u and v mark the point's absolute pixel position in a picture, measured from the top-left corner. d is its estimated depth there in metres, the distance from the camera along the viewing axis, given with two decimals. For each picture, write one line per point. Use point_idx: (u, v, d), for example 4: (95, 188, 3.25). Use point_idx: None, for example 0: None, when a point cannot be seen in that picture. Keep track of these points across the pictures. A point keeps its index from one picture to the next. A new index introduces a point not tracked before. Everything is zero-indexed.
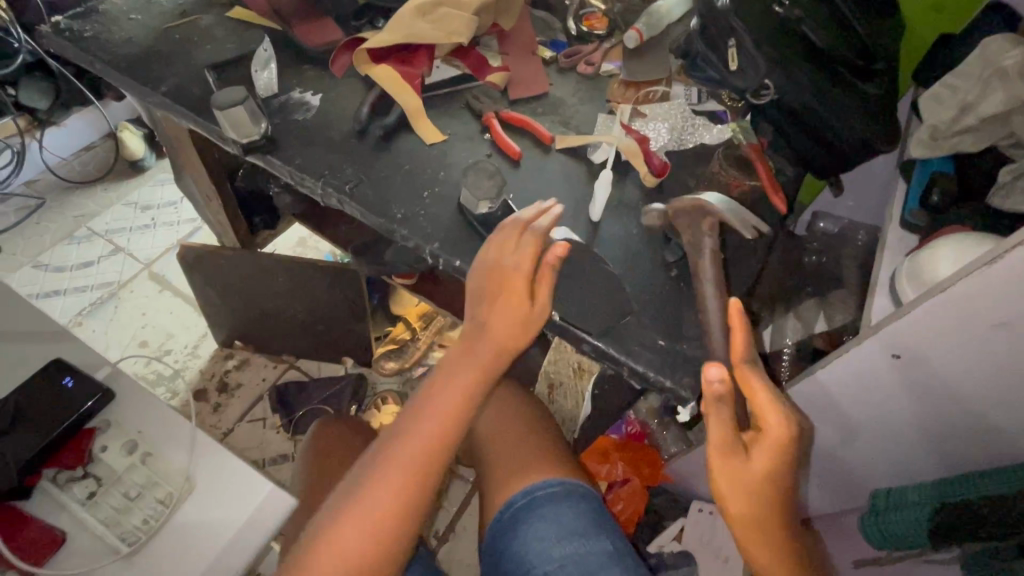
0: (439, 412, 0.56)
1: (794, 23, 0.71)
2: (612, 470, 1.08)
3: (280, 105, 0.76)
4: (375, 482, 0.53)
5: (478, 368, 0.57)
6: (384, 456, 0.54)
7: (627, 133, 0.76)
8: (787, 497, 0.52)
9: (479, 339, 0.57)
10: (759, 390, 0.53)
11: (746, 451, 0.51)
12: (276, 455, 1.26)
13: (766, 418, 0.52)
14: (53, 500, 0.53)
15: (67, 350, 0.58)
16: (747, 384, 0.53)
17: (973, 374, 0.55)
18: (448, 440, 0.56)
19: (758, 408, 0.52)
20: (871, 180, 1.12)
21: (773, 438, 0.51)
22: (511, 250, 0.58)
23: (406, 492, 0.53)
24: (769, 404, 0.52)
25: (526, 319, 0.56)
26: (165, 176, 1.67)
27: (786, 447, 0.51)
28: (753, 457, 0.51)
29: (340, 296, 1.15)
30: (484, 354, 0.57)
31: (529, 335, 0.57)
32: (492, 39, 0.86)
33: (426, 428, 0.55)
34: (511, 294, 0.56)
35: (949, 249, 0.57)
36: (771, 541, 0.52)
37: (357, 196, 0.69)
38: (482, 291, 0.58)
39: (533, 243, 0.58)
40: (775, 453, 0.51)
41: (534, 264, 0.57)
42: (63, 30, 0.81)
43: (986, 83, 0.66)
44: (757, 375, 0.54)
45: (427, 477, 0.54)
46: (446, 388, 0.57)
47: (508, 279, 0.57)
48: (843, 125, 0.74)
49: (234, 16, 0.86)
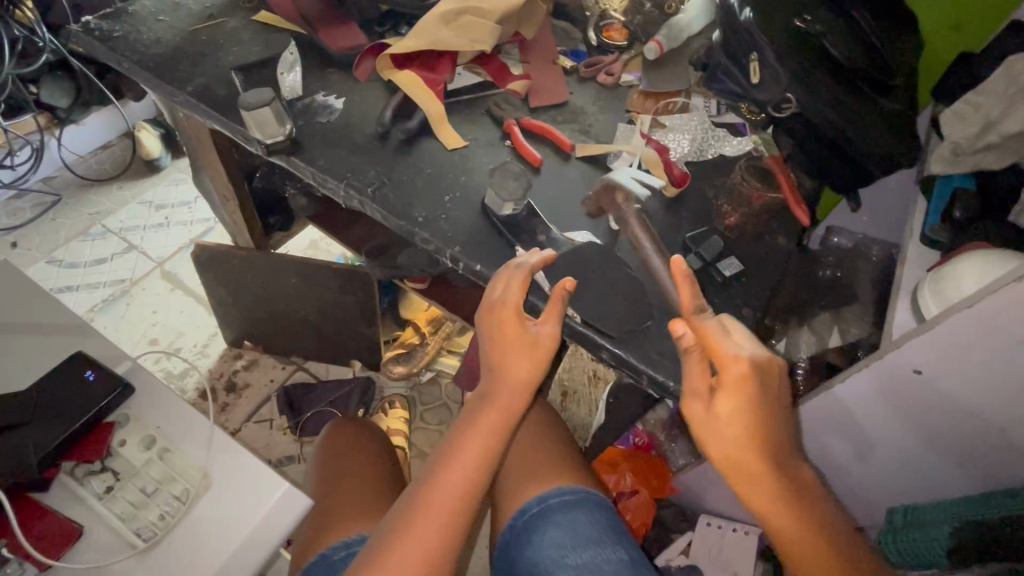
0: (466, 458, 0.56)
1: (816, 37, 0.73)
2: (621, 480, 1.05)
3: (304, 107, 0.77)
4: (413, 529, 0.53)
5: (497, 408, 0.57)
6: (415, 500, 0.54)
7: (647, 143, 0.77)
8: (777, 438, 0.51)
9: (500, 379, 0.57)
10: (709, 331, 0.52)
11: (709, 394, 0.50)
12: (283, 456, 1.25)
13: (721, 358, 0.51)
14: (71, 493, 0.53)
15: (89, 344, 0.59)
16: (700, 328, 0.53)
17: (998, 392, 0.54)
18: (477, 477, 0.56)
19: (715, 350, 0.51)
20: (886, 196, 1.12)
21: (733, 377, 0.50)
22: (500, 286, 0.59)
23: (447, 535, 0.54)
24: (721, 345, 0.51)
25: (536, 344, 0.57)
26: (180, 176, 1.69)
27: (751, 384, 0.50)
28: (715, 400, 0.50)
29: (352, 298, 1.16)
30: (505, 391, 0.57)
31: (542, 363, 0.57)
32: (513, 47, 0.88)
33: (454, 471, 0.55)
34: (512, 330, 0.57)
35: (973, 265, 0.57)
36: (766, 482, 0.50)
37: (379, 198, 0.69)
38: (487, 334, 0.58)
39: (522, 277, 0.59)
40: (742, 393, 0.49)
41: (522, 293, 0.58)
42: (93, 30, 0.82)
43: (1011, 100, 0.66)
44: (708, 321, 0.53)
45: (462, 515, 0.55)
46: (467, 433, 0.57)
47: (504, 315, 0.57)
48: (865, 139, 0.73)
49: (260, 19, 0.87)
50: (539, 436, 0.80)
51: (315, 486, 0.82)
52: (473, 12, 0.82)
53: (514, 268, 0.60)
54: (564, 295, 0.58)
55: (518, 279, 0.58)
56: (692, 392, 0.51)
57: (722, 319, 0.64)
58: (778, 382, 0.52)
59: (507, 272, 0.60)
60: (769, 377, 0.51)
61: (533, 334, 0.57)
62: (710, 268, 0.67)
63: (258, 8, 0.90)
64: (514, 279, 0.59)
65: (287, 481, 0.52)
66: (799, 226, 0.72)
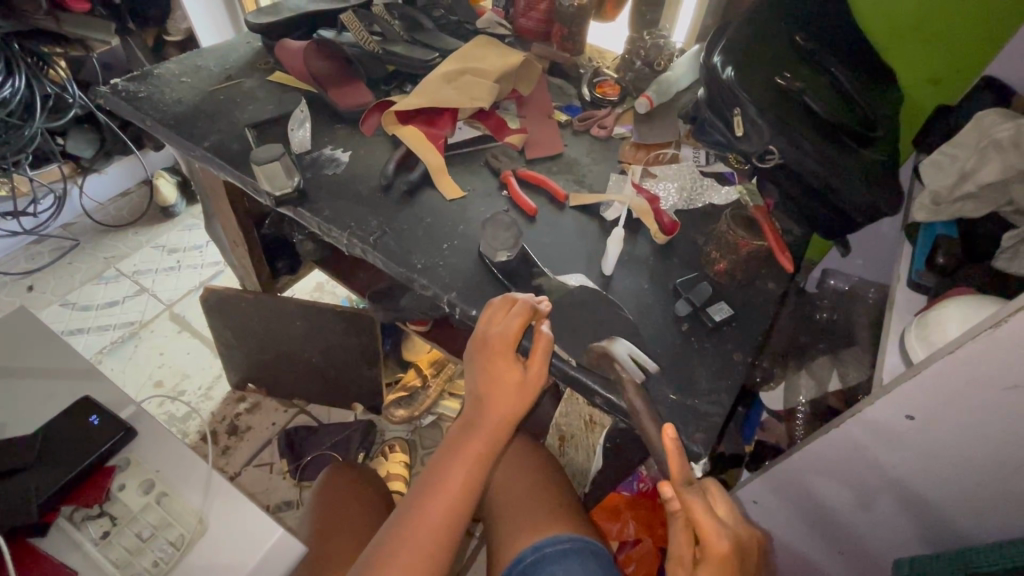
0: (452, 487, 0.56)
1: (796, 93, 0.78)
2: (624, 529, 1.03)
3: (312, 161, 0.81)
4: (396, 561, 0.52)
5: (482, 441, 0.57)
6: (399, 532, 0.54)
7: (638, 193, 0.79)
8: None
9: (484, 412, 0.58)
10: (694, 504, 0.48)
11: (693, 566, 0.48)
12: (282, 502, 1.24)
13: (705, 533, 0.48)
14: (67, 539, 0.53)
15: (96, 388, 0.61)
16: (685, 502, 0.49)
17: (992, 439, 0.54)
18: (462, 508, 0.56)
19: (699, 525, 0.48)
20: (880, 241, 1.14)
21: (717, 555, 0.47)
22: (498, 321, 0.59)
23: (430, 568, 0.53)
24: (706, 523, 0.48)
25: (522, 382, 0.58)
26: (193, 221, 1.75)
27: (732, 562, 0.48)
28: (699, 574, 0.48)
29: (355, 341, 1.17)
30: (487, 424, 0.57)
31: (527, 399, 0.58)
32: (511, 103, 0.93)
33: (440, 502, 0.55)
34: (504, 361, 0.58)
35: (956, 311, 0.58)
36: None
37: (380, 246, 0.72)
38: (477, 365, 0.59)
39: (521, 313, 0.59)
40: (723, 572, 0.47)
41: (519, 329, 0.58)
42: (120, 91, 0.88)
43: (983, 153, 0.68)
44: (695, 491, 0.49)
45: (445, 549, 0.54)
46: (453, 466, 0.57)
47: (498, 347, 0.58)
48: (847, 188, 0.76)
49: (275, 79, 0.94)
50: (532, 485, 0.81)
51: (309, 529, 0.82)
52: (473, 73, 0.88)
53: (512, 303, 0.61)
54: (546, 336, 0.59)
55: (514, 314, 0.59)
56: (677, 557, 0.49)
57: (713, 363, 0.65)
58: (749, 552, 0.51)
59: (504, 307, 0.60)
60: (744, 551, 0.50)
61: (522, 371, 0.58)
62: (700, 313, 0.68)
63: (273, 69, 0.96)
64: (513, 314, 0.59)
65: (284, 525, 0.52)
66: (784, 271, 0.74)
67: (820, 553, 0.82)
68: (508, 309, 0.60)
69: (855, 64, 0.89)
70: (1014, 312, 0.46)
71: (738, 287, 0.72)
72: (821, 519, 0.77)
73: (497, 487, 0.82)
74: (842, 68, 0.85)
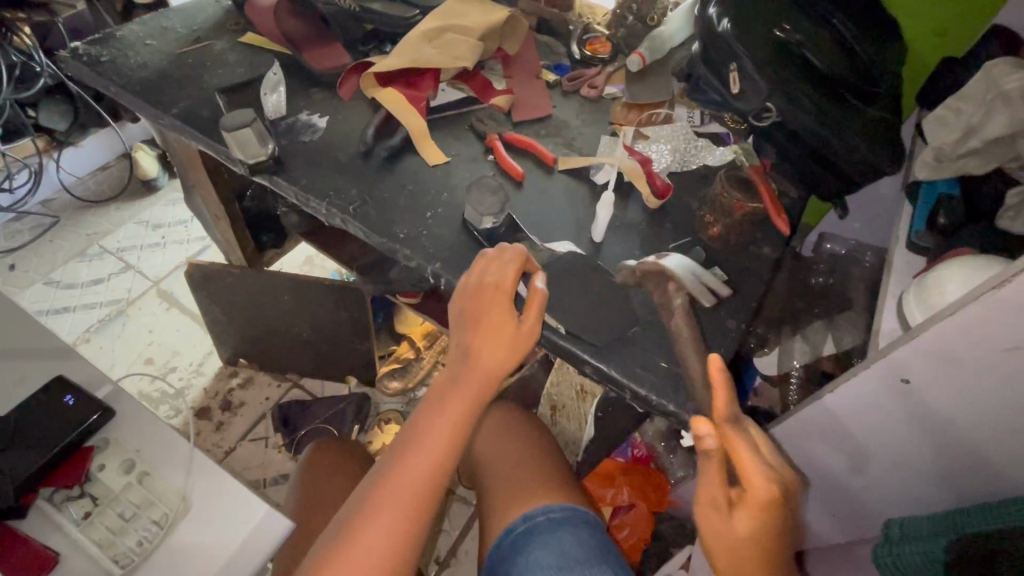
0: (436, 446, 0.54)
1: (796, 46, 0.74)
2: (618, 494, 1.04)
3: (288, 127, 0.77)
4: (378, 517, 0.51)
5: (466, 397, 0.55)
6: (380, 490, 0.53)
7: (629, 155, 0.77)
8: (780, 558, 0.49)
9: (471, 365, 0.56)
10: (739, 444, 0.49)
11: (728, 508, 0.48)
12: (277, 475, 1.25)
13: (749, 477, 0.48)
14: (49, 521, 0.52)
15: (69, 367, 0.58)
16: (728, 439, 0.49)
17: (985, 398, 0.53)
18: (448, 462, 0.54)
19: (742, 464, 0.48)
20: (877, 203, 1.14)
21: (759, 499, 0.47)
22: (493, 272, 0.58)
23: (415, 522, 0.52)
24: (750, 461, 0.48)
25: (516, 335, 0.56)
26: (176, 195, 1.70)
27: (776, 505, 0.47)
28: (735, 516, 0.48)
29: (345, 314, 1.15)
30: (472, 380, 0.55)
31: (518, 354, 0.57)
32: (497, 63, 0.89)
33: (425, 459, 0.54)
34: (497, 313, 0.56)
35: (956, 273, 0.56)
36: None
37: (361, 216, 0.69)
38: (467, 317, 0.57)
39: (515, 264, 0.59)
40: (765, 515, 0.47)
41: (514, 281, 0.58)
42: (81, 55, 0.83)
43: (989, 106, 0.66)
44: (739, 432, 0.50)
45: (430, 501, 0.53)
46: (439, 421, 0.55)
47: (493, 299, 0.57)
48: (844, 145, 0.73)
49: (247, 41, 0.88)
50: (523, 451, 0.81)
51: (301, 503, 0.82)
52: (456, 29, 0.83)
53: (506, 254, 0.60)
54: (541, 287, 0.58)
55: (506, 266, 0.59)
56: (711, 499, 0.48)
57: (707, 330, 0.63)
58: (791, 494, 0.50)
59: (497, 258, 0.59)
60: (786, 492, 0.49)
61: (516, 323, 0.57)
62: (692, 280, 0.66)
63: (245, 30, 0.91)
64: (506, 265, 0.59)
65: (268, 501, 0.52)
66: (782, 236, 0.72)
67: (813, 516, 0.82)
68: (501, 262, 0.59)
69: (859, 13, 0.84)
70: (1017, 272, 0.44)
71: (734, 252, 0.70)
72: (815, 483, 0.77)
73: (488, 455, 0.81)
74: (845, 21, 0.81)
